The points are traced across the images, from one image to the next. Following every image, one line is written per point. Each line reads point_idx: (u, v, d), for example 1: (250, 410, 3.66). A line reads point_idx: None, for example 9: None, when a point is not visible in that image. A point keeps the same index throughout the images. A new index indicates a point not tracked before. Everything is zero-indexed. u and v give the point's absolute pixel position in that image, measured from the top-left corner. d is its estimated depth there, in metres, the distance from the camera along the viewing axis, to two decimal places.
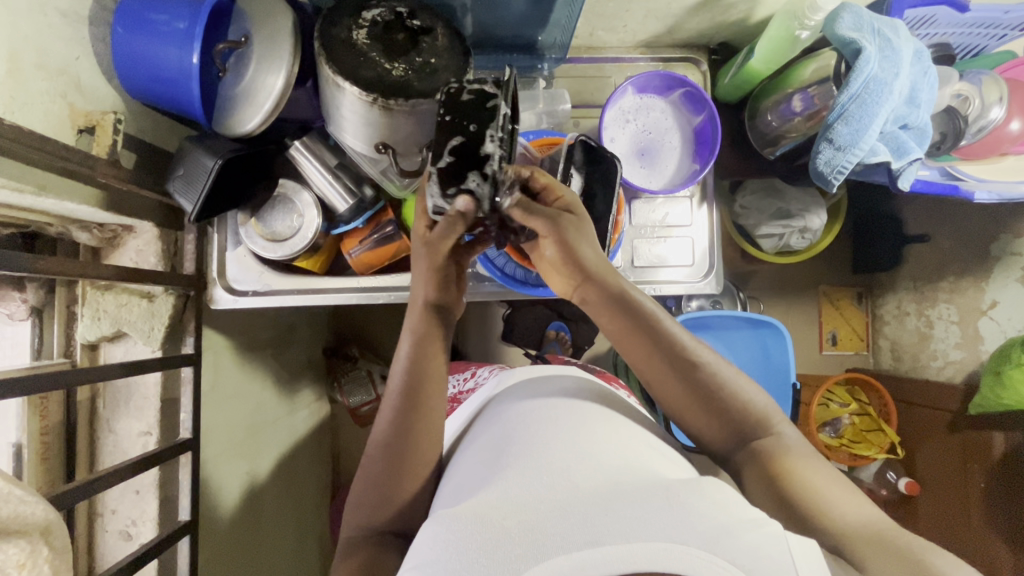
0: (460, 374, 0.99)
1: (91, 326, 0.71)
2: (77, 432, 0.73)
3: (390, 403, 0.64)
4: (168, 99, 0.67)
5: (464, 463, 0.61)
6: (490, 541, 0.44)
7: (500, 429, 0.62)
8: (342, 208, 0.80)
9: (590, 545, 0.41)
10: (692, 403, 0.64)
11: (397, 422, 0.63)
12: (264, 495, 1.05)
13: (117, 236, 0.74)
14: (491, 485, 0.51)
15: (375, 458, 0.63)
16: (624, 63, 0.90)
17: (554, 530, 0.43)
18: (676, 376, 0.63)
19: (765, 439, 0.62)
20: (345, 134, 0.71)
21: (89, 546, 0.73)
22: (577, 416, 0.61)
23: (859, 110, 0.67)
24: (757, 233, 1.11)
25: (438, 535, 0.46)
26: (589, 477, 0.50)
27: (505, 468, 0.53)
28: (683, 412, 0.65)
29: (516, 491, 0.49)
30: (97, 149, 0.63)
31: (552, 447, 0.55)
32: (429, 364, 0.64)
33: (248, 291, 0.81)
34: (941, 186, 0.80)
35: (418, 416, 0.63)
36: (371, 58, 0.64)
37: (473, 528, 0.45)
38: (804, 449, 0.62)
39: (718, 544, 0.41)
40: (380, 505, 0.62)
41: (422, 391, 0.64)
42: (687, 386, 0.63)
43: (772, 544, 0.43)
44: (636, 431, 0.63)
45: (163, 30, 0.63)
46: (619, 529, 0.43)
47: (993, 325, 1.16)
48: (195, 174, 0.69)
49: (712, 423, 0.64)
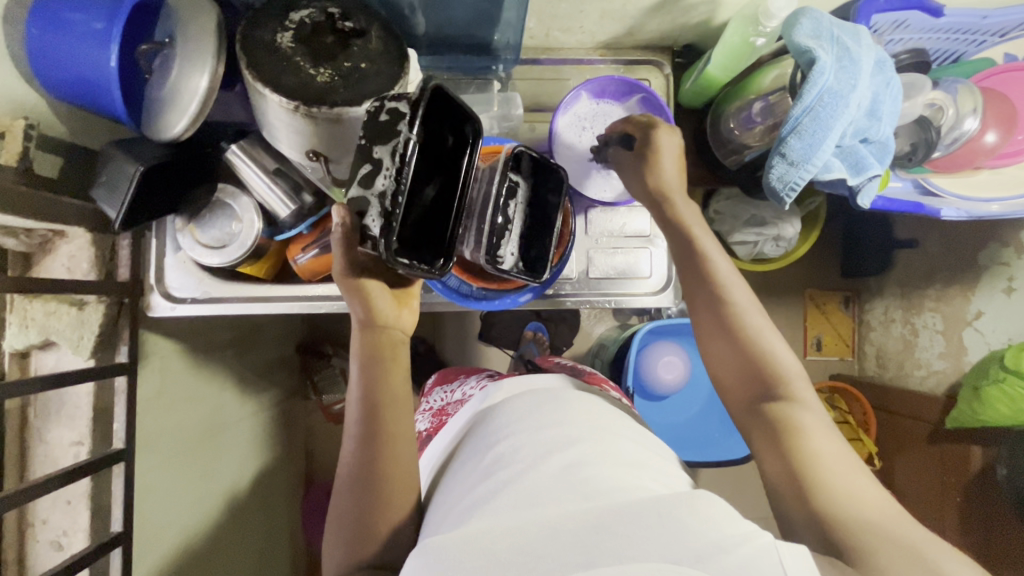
0: (448, 384, 0.94)
1: (19, 335, 0.69)
2: (7, 442, 0.71)
3: (352, 434, 0.62)
4: (90, 102, 0.65)
5: (463, 477, 0.60)
6: (481, 572, 0.42)
7: (496, 434, 0.61)
8: (283, 214, 0.77)
9: (585, 567, 0.41)
10: (723, 347, 0.64)
11: (365, 453, 0.61)
12: (224, 494, 1.04)
13: (47, 241, 0.72)
14: (480, 516, 0.50)
15: (350, 488, 0.61)
16: (584, 65, 0.86)
17: (546, 559, 0.42)
18: (715, 316, 0.64)
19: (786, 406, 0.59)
20: (275, 141, 0.68)
21: (20, 556, 0.72)
22: (567, 427, 0.59)
23: (813, 123, 0.63)
24: (730, 240, 1.07)
25: (428, 563, 0.46)
26: (577, 504, 0.49)
27: (501, 488, 0.53)
28: (708, 348, 0.65)
29: (510, 519, 0.48)
30: (5, 157, 0.61)
31: (536, 467, 0.54)
32: (382, 386, 0.63)
33: (187, 299, 0.79)
34: (903, 205, 0.76)
35: (381, 444, 0.61)
36: (294, 63, 0.60)
37: (465, 561, 0.44)
38: (826, 427, 0.58)
39: (707, 561, 0.41)
40: (360, 539, 0.59)
41: (380, 416, 0.62)
42: (722, 330, 0.64)
43: (763, 561, 0.43)
44: (620, 428, 0.62)
45: (77, 30, 0.60)
46: (615, 550, 0.42)
47: (977, 336, 1.12)
48: (117, 181, 0.66)
49: (732, 368, 0.63)
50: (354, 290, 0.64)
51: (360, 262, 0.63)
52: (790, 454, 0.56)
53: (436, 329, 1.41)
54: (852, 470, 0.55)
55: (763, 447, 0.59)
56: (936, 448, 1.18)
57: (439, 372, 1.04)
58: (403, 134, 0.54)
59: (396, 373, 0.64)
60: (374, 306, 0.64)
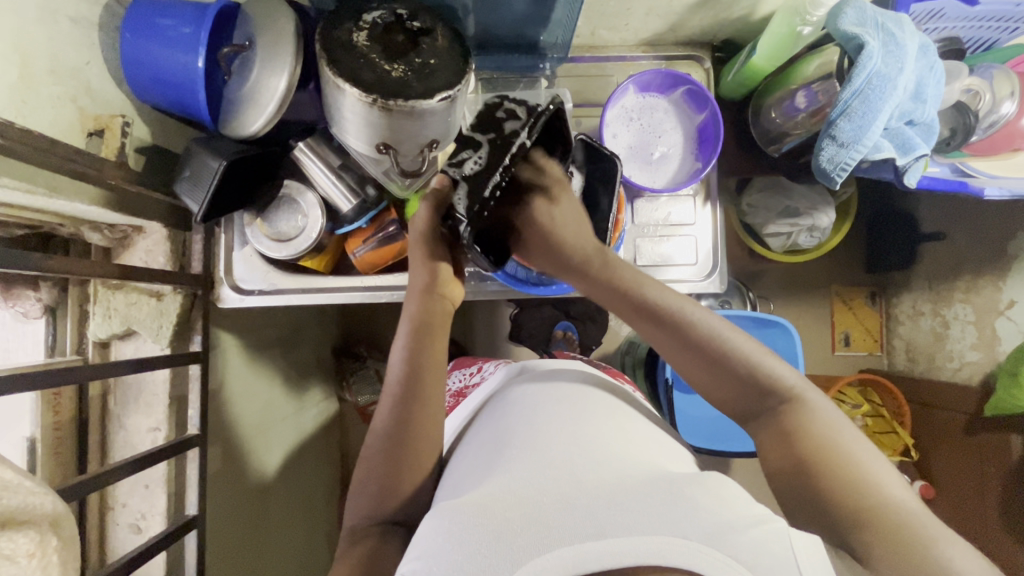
0: (466, 370, 0.97)
1: (102, 325, 0.73)
2: (90, 427, 0.75)
3: (389, 392, 0.64)
4: (175, 102, 0.69)
5: (471, 453, 0.61)
6: (492, 534, 0.43)
7: (506, 420, 0.62)
8: (345, 208, 0.81)
9: (594, 538, 0.40)
10: (707, 375, 0.63)
11: (401, 414, 0.63)
12: (273, 490, 1.06)
13: (127, 236, 0.76)
14: (491, 483, 0.50)
15: (378, 445, 0.63)
16: (627, 62, 0.90)
17: (553, 521, 0.43)
18: (684, 348, 0.63)
19: (790, 404, 0.60)
20: (347, 136, 0.72)
21: (100, 538, 0.76)
22: (581, 411, 0.61)
23: (863, 105, 0.66)
24: (764, 232, 1.09)
25: (440, 528, 0.46)
26: (596, 473, 0.49)
27: (510, 460, 0.53)
28: (690, 372, 0.64)
29: (520, 483, 0.49)
30: (105, 151, 0.66)
31: (552, 440, 0.55)
32: (427, 353, 0.65)
33: (254, 291, 0.83)
34: (950, 183, 0.79)
35: (417, 405, 0.63)
36: (370, 59, 0.64)
37: (475, 519, 0.45)
38: (830, 413, 0.59)
39: (722, 540, 0.40)
40: (384, 495, 0.61)
41: (421, 379, 0.64)
42: (698, 355, 0.63)
43: (776, 543, 0.42)
44: (636, 423, 0.64)
45: (166, 34, 0.65)
46: (620, 522, 0.42)
47: (1010, 325, 1.11)
48: (200, 175, 0.71)
49: (724, 388, 0.63)
50: (421, 253, 0.68)
51: (436, 233, 0.68)
52: (799, 455, 0.56)
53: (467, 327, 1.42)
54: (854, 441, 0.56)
55: (769, 451, 0.59)
56: (974, 438, 1.17)
57: (457, 361, 1.06)
58: (520, 137, 0.64)
59: (441, 343, 0.67)
60: (437, 275, 0.68)
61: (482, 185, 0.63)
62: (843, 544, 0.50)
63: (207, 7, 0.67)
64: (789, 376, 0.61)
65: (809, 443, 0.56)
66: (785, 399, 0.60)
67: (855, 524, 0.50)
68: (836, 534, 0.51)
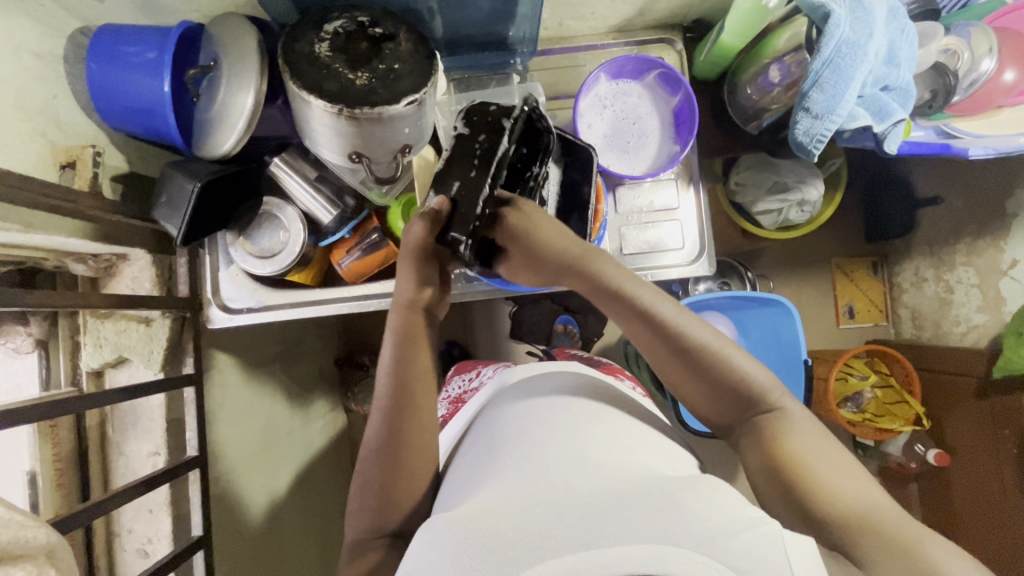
0: (466, 374, 0.97)
1: (94, 354, 0.74)
2: (89, 456, 0.76)
3: (379, 404, 0.64)
4: (149, 130, 0.70)
5: (461, 471, 0.60)
6: (483, 546, 0.42)
7: (496, 432, 0.62)
8: (326, 219, 0.82)
9: (587, 547, 0.40)
10: (697, 382, 0.61)
11: (392, 427, 0.63)
12: (284, 509, 1.06)
13: (112, 265, 0.76)
14: (483, 492, 0.50)
15: (371, 460, 0.63)
16: (598, 50, 0.90)
17: (544, 533, 0.42)
18: (676, 357, 0.61)
19: (769, 417, 0.59)
20: (320, 148, 0.72)
21: (109, 564, 0.77)
22: (569, 415, 0.60)
23: (834, 75, 0.65)
24: (754, 210, 1.08)
25: (430, 542, 0.45)
26: (586, 480, 0.48)
27: (503, 471, 0.53)
28: (681, 387, 0.63)
29: (514, 494, 0.48)
30: (79, 182, 0.67)
31: (545, 448, 0.54)
32: (412, 363, 0.65)
33: (242, 309, 0.83)
34: (931, 146, 0.77)
35: (406, 416, 0.63)
36: (334, 69, 0.64)
37: (468, 532, 0.44)
38: (814, 426, 0.58)
39: (711, 546, 0.40)
40: (382, 509, 0.61)
41: (409, 390, 0.64)
42: (687, 365, 0.61)
43: (767, 548, 0.42)
44: (630, 423, 0.63)
45: (131, 61, 0.65)
46: (613, 530, 0.41)
47: (1014, 285, 1.09)
48: (177, 199, 0.71)
49: (709, 397, 0.61)
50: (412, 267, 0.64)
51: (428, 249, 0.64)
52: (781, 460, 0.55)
53: (467, 328, 1.39)
54: (832, 452, 0.56)
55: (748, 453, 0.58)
56: (986, 401, 1.13)
57: (457, 366, 1.06)
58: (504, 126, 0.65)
59: (427, 352, 0.67)
60: (422, 289, 0.66)
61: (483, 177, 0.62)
62: (838, 544, 0.48)
63: (170, 30, 0.67)
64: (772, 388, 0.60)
65: (786, 453, 0.55)
66: (766, 410, 0.59)
67: (847, 529, 0.48)
68: (828, 535, 0.49)
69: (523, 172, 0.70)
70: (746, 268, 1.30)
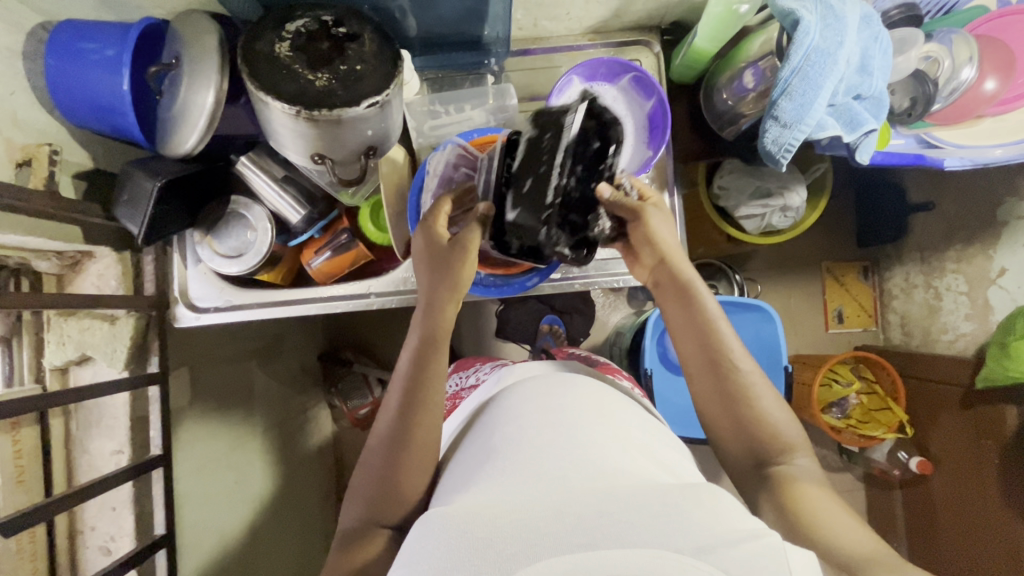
0: (465, 370, 0.95)
1: (57, 352, 0.74)
2: (53, 452, 0.76)
3: (393, 397, 0.65)
4: (111, 127, 0.69)
5: (463, 462, 0.58)
6: (480, 542, 0.40)
7: (495, 426, 0.60)
8: (294, 219, 0.82)
9: (586, 548, 0.38)
10: (723, 412, 0.65)
11: (399, 422, 0.63)
12: (259, 505, 1.06)
13: (78, 262, 0.76)
14: (486, 488, 0.49)
15: (378, 452, 0.63)
16: (574, 52, 0.88)
17: (545, 531, 0.40)
18: (719, 389, 0.65)
19: (782, 465, 0.62)
20: (284, 148, 0.71)
21: (72, 561, 0.77)
22: (574, 411, 0.59)
23: (803, 83, 0.64)
24: (737, 215, 1.07)
25: (431, 536, 0.44)
26: (585, 482, 0.47)
27: (504, 468, 0.51)
28: (709, 412, 0.67)
29: (512, 493, 0.46)
30: (35, 181, 0.66)
31: (550, 443, 0.53)
32: (426, 365, 0.65)
33: (210, 309, 0.82)
34: (906, 156, 0.76)
35: (415, 412, 0.63)
36: (292, 70, 0.63)
37: (469, 528, 0.42)
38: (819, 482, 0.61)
39: (712, 552, 0.38)
40: (382, 501, 0.60)
41: (420, 387, 0.64)
42: (723, 394, 0.65)
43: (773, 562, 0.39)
44: (635, 422, 0.61)
45: (90, 58, 0.65)
46: (614, 534, 0.39)
47: (1002, 294, 1.07)
48: (138, 198, 0.70)
49: (731, 430, 0.65)
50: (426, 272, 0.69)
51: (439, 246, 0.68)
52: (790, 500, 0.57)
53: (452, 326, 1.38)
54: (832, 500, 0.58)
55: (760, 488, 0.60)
56: (970, 410, 1.12)
57: (461, 361, 1.03)
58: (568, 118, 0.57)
59: (444, 355, 0.66)
60: (435, 289, 0.67)
61: (543, 194, 0.56)
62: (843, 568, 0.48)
63: (131, 27, 0.66)
64: (790, 440, 0.63)
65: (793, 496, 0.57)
66: (779, 460, 0.63)
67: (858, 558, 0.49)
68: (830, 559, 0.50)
69: (598, 162, 0.61)
70: (734, 271, 1.29)
